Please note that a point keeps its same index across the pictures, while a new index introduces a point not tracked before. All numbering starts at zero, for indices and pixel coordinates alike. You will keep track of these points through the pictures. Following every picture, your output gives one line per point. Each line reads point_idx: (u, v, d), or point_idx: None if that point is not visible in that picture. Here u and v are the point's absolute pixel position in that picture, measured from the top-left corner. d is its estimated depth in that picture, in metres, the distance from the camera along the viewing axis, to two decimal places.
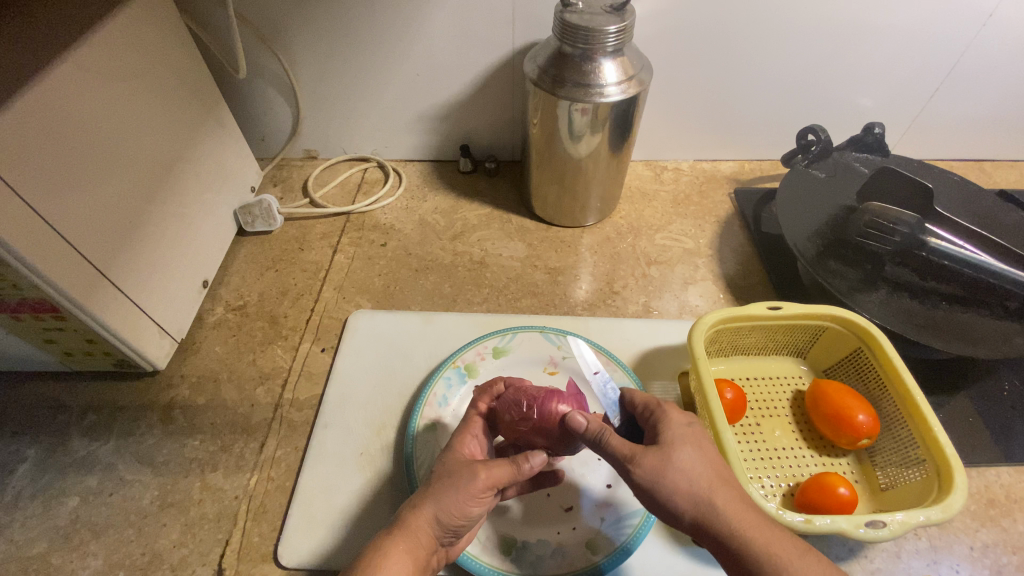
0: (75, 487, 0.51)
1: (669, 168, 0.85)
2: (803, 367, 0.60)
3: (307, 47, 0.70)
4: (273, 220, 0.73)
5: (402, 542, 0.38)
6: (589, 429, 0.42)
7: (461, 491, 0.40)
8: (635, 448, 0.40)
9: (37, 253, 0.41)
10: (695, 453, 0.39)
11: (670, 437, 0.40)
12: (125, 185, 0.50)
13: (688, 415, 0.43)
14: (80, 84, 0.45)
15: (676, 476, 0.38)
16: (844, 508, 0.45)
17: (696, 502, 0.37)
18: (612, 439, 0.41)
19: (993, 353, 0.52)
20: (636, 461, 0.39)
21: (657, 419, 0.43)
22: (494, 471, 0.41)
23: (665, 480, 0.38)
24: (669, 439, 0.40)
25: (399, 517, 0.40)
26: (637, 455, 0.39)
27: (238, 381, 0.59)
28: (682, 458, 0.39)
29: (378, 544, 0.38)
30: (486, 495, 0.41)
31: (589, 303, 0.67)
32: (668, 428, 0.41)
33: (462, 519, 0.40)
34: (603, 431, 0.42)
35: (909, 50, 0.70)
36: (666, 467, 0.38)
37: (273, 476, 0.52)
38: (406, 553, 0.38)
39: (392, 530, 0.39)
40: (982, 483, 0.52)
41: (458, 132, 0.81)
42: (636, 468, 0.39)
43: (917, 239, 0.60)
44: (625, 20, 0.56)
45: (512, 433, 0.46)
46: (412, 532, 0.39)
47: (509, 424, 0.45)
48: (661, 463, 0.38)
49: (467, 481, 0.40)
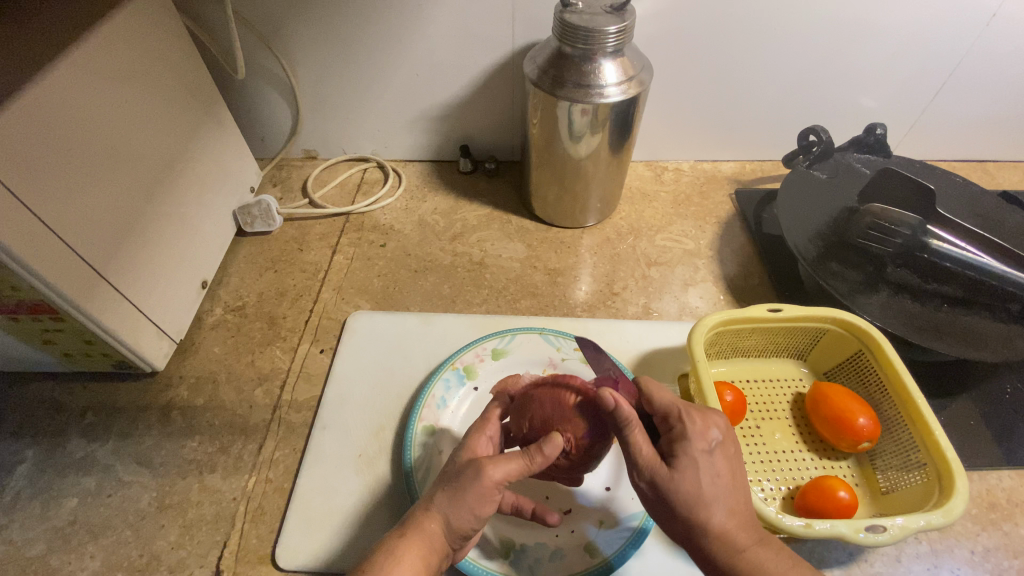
0: (73, 489, 0.51)
1: (670, 169, 0.84)
2: (803, 370, 0.60)
3: (306, 48, 0.70)
4: (272, 221, 0.72)
5: (412, 545, 0.38)
6: (620, 409, 0.38)
7: (468, 495, 0.38)
8: (648, 462, 0.38)
9: (39, 258, 0.42)
10: (706, 483, 0.37)
11: (683, 459, 0.37)
12: (127, 186, 0.51)
13: (712, 433, 0.38)
14: (78, 84, 0.45)
15: (678, 505, 0.37)
16: (845, 512, 0.45)
17: (691, 527, 0.37)
18: (633, 439, 0.38)
19: (996, 355, 0.52)
20: (641, 474, 0.38)
21: (676, 434, 0.38)
22: (505, 466, 0.39)
23: (666, 503, 0.37)
24: (682, 462, 0.37)
25: (411, 519, 0.39)
26: (646, 470, 0.38)
27: (236, 382, 0.59)
28: (691, 482, 0.37)
29: (390, 545, 0.38)
30: (494, 494, 0.39)
31: (589, 304, 0.67)
32: (686, 449, 0.37)
33: (471, 523, 0.39)
34: (630, 422, 0.38)
35: (911, 49, 0.70)
36: (671, 488, 0.37)
37: (271, 478, 0.52)
38: (419, 556, 0.37)
39: (405, 532, 0.38)
40: (983, 486, 0.52)
41: (457, 132, 0.81)
42: (641, 480, 0.38)
43: (918, 241, 0.60)
44: (626, 20, 0.55)
45: (532, 436, 0.44)
46: (425, 534, 0.38)
47: (534, 422, 0.44)
48: (667, 487, 0.37)
49: (474, 481, 0.39)
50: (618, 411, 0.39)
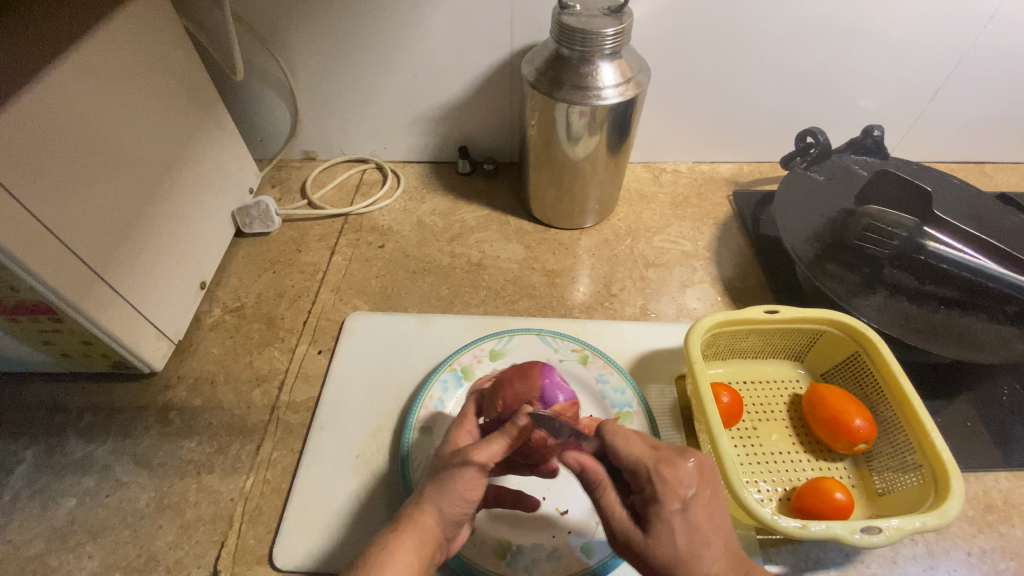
0: (72, 489, 0.51)
1: (668, 170, 0.85)
2: (801, 371, 0.60)
3: (305, 49, 0.70)
4: (270, 221, 0.73)
5: (408, 537, 0.38)
6: (583, 469, 0.40)
7: (456, 480, 0.40)
8: (621, 526, 0.38)
9: (37, 259, 0.42)
10: (680, 545, 0.36)
11: (654, 524, 0.36)
12: (126, 188, 0.51)
13: (684, 489, 0.37)
14: (77, 86, 0.45)
15: (655, 570, 0.36)
16: (840, 513, 0.45)
17: None
18: (605, 499, 0.39)
19: (994, 357, 0.52)
20: (615, 540, 0.38)
21: (645, 495, 0.37)
22: (489, 445, 0.41)
23: (643, 567, 0.37)
24: (653, 527, 0.36)
25: (406, 513, 0.40)
26: (620, 535, 0.38)
27: (235, 382, 0.59)
28: (665, 547, 0.36)
29: (385, 539, 0.38)
30: (481, 473, 0.40)
31: (587, 306, 0.67)
32: (656, 512, 0.37)
33: (463, 506, 0.40)
34: (600, 485, 0.40)
35: (909, 51, 0.70)
36: (646, 554, 0.37)
37: (269, 478, 0.52)
38: (413, 547, 0.38)
39: (399, 526, 0.39)
40: (979, 488, 0.52)
41: (456, 133, 0.81)
42: (617, 544, 0.38)
43: (915, 243, 0.60)
44: (623, 22, 0.55)
45: (508, 418, 0.47)
46: (419, 528, 0.39)
47: (507, 402, 0.48)
48: (642, 552, 0.37)
49: (462, 462, 0.40)
50: (584, 476, 0.40)
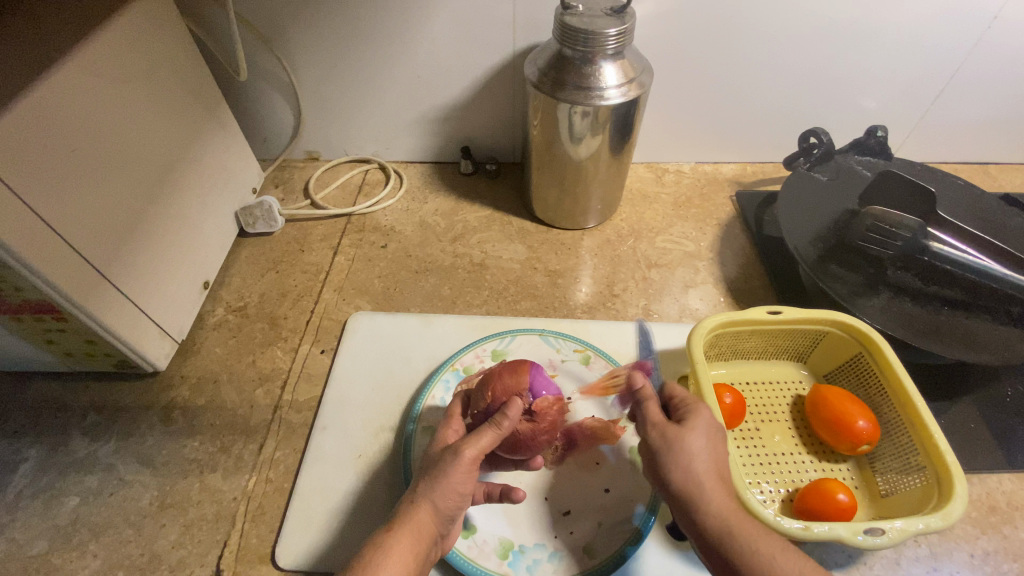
0: (75, 487, 0.51)
1: (670, 170, 0.84)
2: (804, 372, 0.60)
3: (307, 50, 0.71)
4: (274, 221, 0.73)
5: (403, 534, 0.38)
6: (643, 390, 0.45)
7: (449, 477, 0.40)
8: (660, 420, 0.43)
9: (42, 258, 0.42)
10: (708, 445, 0.41)
11: (694, 420, 0.42)
12: (130, 188, 0.51)
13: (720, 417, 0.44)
14: (82, 87, 0.46)
15: (681, 454, 0.40)
16: (843, 514, 0.45)
17: (689, 477, 0.39)
18: (651, 407, 0.44)
19: (996, 359, 0.52)
20: (653, 426, 0.42)
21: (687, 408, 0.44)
22: (478, 441, 0.42)
23: (670, 454, 0.40)
24: (692, 424, 0.42)
25: (400, 512, 0.40)
26: (659, 424, 0.42)
27: (237, 382, 0.59)
28: (696, 440, 0.41)
29: (379, 540, 0.38)
30: (471, 470, 0.41)
31: (589, 306, 0.67)
32: (696, 415, 0.43)
33: (456, 501, 0.41)
34: (648, 395, 0.45)
35: (912, 52, 0.70)
36: (675, 439, 0.41)
37: (271, 478, 0.52)
38: (408, 547, 0.38)
39: (393, 526, 0.39)
40: (983, 489, 0.52)
41: (458, 134, 0.81)
42: (652, 431, 0.42)
43: (918, 244, 0.59)
44: (625, 22, 0.55)
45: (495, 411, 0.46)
46: (416, 526, 0.39)
47: (497, 395, 0.47)
48: (676, 440, 0.41)
49: (454, 461, 0.41)
50: (645, 388, 0.46)
